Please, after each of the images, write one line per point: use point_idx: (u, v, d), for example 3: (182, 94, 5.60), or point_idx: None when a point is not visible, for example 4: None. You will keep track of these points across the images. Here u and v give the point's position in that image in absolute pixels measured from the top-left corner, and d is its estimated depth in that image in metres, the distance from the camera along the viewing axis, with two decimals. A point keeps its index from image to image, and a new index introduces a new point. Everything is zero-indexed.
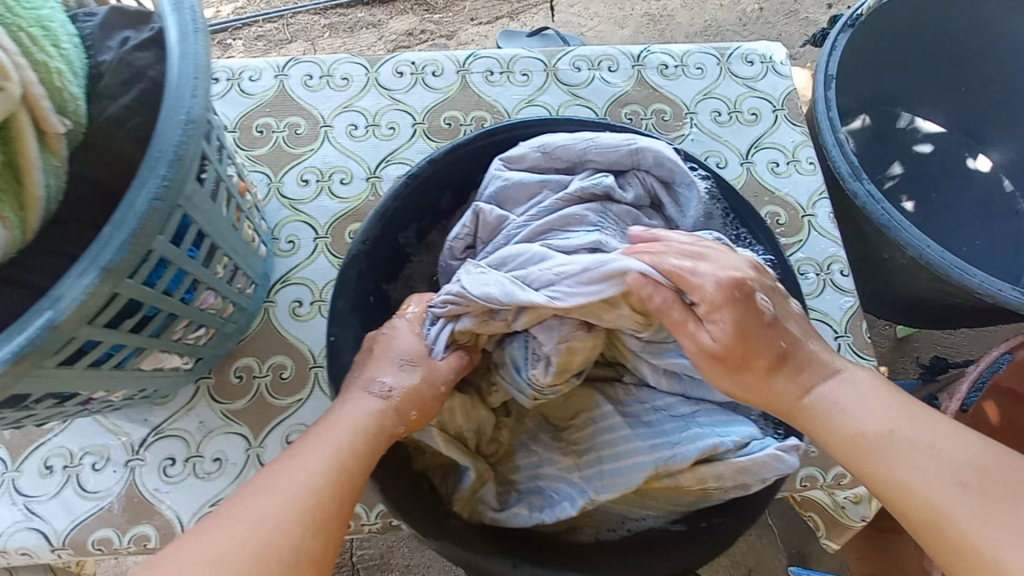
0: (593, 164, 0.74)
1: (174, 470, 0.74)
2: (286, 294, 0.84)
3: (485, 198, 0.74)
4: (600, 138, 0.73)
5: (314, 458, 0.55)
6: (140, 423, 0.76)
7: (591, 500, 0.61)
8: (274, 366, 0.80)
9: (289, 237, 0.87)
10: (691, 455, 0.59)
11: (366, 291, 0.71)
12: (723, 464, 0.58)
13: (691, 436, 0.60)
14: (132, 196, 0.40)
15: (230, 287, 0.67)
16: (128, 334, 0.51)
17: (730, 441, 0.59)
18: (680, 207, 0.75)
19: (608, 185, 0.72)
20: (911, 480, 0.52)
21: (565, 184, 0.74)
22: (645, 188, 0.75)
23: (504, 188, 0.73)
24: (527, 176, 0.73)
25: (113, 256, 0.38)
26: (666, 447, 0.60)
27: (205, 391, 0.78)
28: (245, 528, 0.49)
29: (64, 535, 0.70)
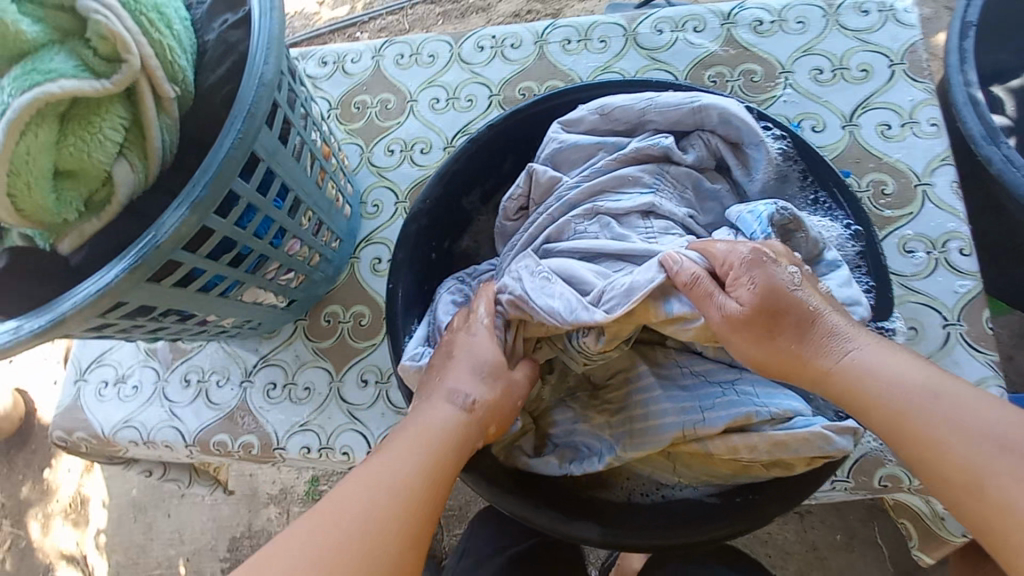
0: (651, 125, 0.72)
1: (274, 393, 0.88)
2: (368, 251, 0.94)
3: (542, 159, 0.76)
4: (660, 98, 0.71)
5: (405, 466, 0.55)
6: (252, 351, 0.91)
7: (617, 456, 0.61)
8: (355, 314, 0.91)
9: (375, 201, 0.97)
10: (720, 421, 0.56)
11: (427, 246, 0.77)
12: (757, 435, 0.54)
13: (725, 401, 0.56)
14: (217, 146, 0.50)
15: (315, 238, 0.78)
16: (227, 266, 0.63)
17: (767, 412, 0.55)
18: (747, 169, 0.70)
19: (666, 146, 0.70)
20: (946, 442, 0.47)
21: (621, 146, 0.73)
22: (709, 149, 0.71)
23: (559, 150, 0.74)
24: (583, 138, 0.74)
25: (201, 193, 0.49)
26: (696, 411, 0.57)
27: (301, 330, 0.91)
28: (343, 532, 0.50)
29: (194, 435, 0.88)
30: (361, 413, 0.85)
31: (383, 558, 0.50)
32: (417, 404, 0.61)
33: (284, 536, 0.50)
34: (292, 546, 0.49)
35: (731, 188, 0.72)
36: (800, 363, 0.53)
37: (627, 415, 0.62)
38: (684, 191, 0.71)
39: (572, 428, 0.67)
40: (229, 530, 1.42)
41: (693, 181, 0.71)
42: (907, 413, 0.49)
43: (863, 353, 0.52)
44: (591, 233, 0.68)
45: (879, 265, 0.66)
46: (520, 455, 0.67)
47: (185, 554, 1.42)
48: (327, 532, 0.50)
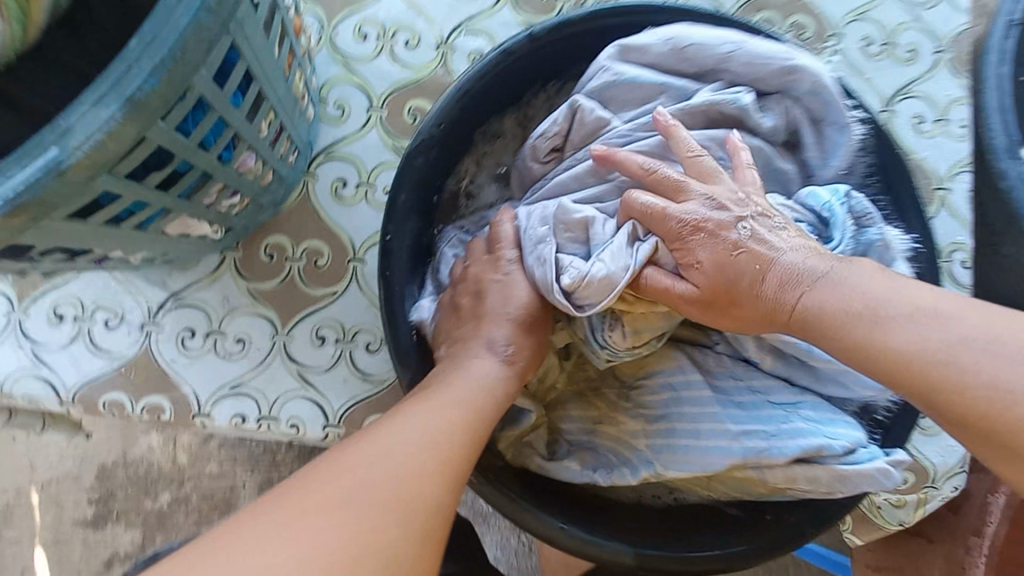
0: (726, 76, 0.59)
1: (192, 344, 0.68)
2: (328, 169, 0.72)
3: (591, 91, 0.60)
4: (747, 45, 0.58)
5: (402, 446, 0.44)
6: (158, 286, 0.68)
7: (655, 474, 0.55)
8: (309, 252, 0.71)
9: (338, 101, 0.74)
10: (791, 452, 0.50)
11: (432, 188, 0.59)
12: (821, 469, 0.50)
13: (792, 429, 0.51)
14: (171, 4, 0.29)
15: (271, 151, 0.56)
16: (155, 191, 0.41)
17: (838, 446, 0.50)
18: (823, 152, 0.60)
19: (745, 106, 0.58)
20: (908, 342, 0.41)
21: (689, 93, 0.59)
22: (785, 119, 0.60)
23: (616, 84, 0.59)
24: (646, 74, 0.59)
25: (143, 83, 0.29)
26: (760, 438, 0.52)
27: (231, 264, 0.70)
28: (372, 475, 0.42)
29: (74, 391, 0.66)
30: (315, 379, 0.69)
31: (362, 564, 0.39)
32: (453, 356, 0.55)
33: (240, 519, 0.40)
34: (247, 540, 0.38)
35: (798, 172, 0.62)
36: (768, 310, 0.48)
37: (665, 423, 0.56)
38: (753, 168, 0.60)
39: (593, 427, 0.60)
40: (96, 457, 0.98)
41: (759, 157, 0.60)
42: (884, 332, 0.42)
43: (842, 276, 0.46)
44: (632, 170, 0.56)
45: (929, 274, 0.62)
46: (533, 456, 0.60)
47: (37, 483, 0.98)
48: (289, 522, 0.39)
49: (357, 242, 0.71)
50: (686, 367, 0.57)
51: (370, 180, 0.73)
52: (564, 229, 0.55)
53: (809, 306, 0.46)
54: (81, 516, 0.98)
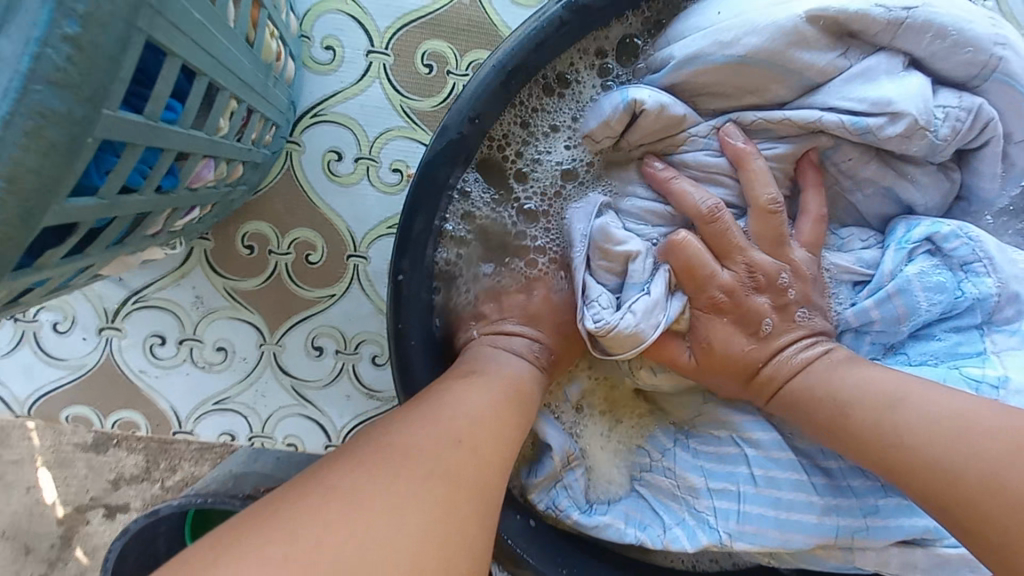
0: (887, 50, 0.39)
1: (162, 353, 0.57)
2: (318, 136, 0.56)
3: (664, 62, 0.42)
4: (928, 6, 0.37)
5: (438, 431, 0.36)
6: (114, 284, 0.56)
7: (720, 544, 0.47)
8: (298, 244, 0.57)
9: (326, 40, 0.55)
10: (889, 535, 0.43)
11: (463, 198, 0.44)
12: (921, 553, 0.43)
13: (891, 507, 0.44)
14: None
15: (240, 143, 0.41)
16: (61, 263, 0.28)
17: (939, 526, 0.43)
18: (1005, 178, 0.43)
19: (876, 136, 0.39)
20: (894, 423, 0.35)
21: (822, 86, 0.40)
22: (959, 142, 0.40)
23: (706, 59, 0.40)
24: (759, 50, 0.39)
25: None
26: (854, 516, 0.44)
27: (202, 258, 0.56)
28: (408, 476, 0.33)
29: (28, 404, 0.56)
30: (313, 395, 0.59)
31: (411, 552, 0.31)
32: (483, 341, 0.46)
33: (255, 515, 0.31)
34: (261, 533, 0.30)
35: (950, 199, 0.44)
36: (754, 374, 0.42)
37: (735, 482, 0.47)
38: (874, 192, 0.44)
39: (641, 472, 0.52)
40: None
41: (882, 186, 0.43)
42: (882, 417, 0.36)
43: (834, 364, 0.40)
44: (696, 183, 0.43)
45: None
46: (569, 509, 0.50)
47: None
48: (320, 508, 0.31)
49: (358, 234, 0.58)
50: (758, 421, 0.48)
51: (373, 154, 0.57)
52: (599, 255, 0.44)
53: (802, 389, 0.40)
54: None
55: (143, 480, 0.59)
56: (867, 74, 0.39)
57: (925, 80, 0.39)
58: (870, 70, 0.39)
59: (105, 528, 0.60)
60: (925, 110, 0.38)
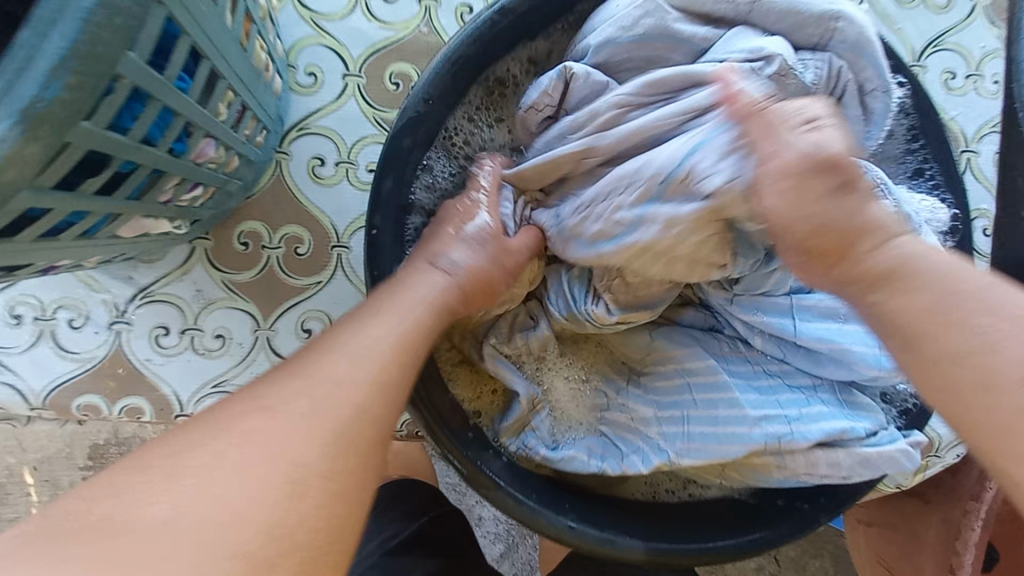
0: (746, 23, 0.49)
1: (166, 341, 0.63)
2: (303, 145, 0.66)
3: (584, 48, 0.51)
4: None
5: (355, 353, 0.41)
6: (124, 282, 0.63)
7: (670, 463, 0.53)
8: (288, 239, 0.65)
9: (309, 67, 0.66)
10: (813, 437, 0.49)
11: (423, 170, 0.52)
12: (844, 454, 0.49)
13: (814, 414, 0.50)
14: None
15: (235, 133, 0.49)
16: (94, 198, 0.35)
17: (858, 429, 0.49)
18: (868, 123, 0.51)
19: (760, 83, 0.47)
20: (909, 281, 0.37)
21: (708, 51, 0.49)
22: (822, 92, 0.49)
23: (616, 39, 0.49)
24: (655, 28, 0.48)
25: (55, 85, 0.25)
26: (781, 423, 0.49)
27: (203, 255, 0.64)
28: (315, 392, 0.38)
29: (43, 396, 0.62)
30: None
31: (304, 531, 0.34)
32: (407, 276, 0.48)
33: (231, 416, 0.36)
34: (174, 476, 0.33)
35: None
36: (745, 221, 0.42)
37: (681, 409, 0.53)
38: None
39: (601, 413, 0.57)
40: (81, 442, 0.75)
41: None
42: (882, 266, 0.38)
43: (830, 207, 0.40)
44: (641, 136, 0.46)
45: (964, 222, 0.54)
46: (537, 447, 0.55)
47: None
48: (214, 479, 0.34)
49: (340, 226, 0.66)
50: (698, 350, 0.54)
51: (351, 157, 0.66)
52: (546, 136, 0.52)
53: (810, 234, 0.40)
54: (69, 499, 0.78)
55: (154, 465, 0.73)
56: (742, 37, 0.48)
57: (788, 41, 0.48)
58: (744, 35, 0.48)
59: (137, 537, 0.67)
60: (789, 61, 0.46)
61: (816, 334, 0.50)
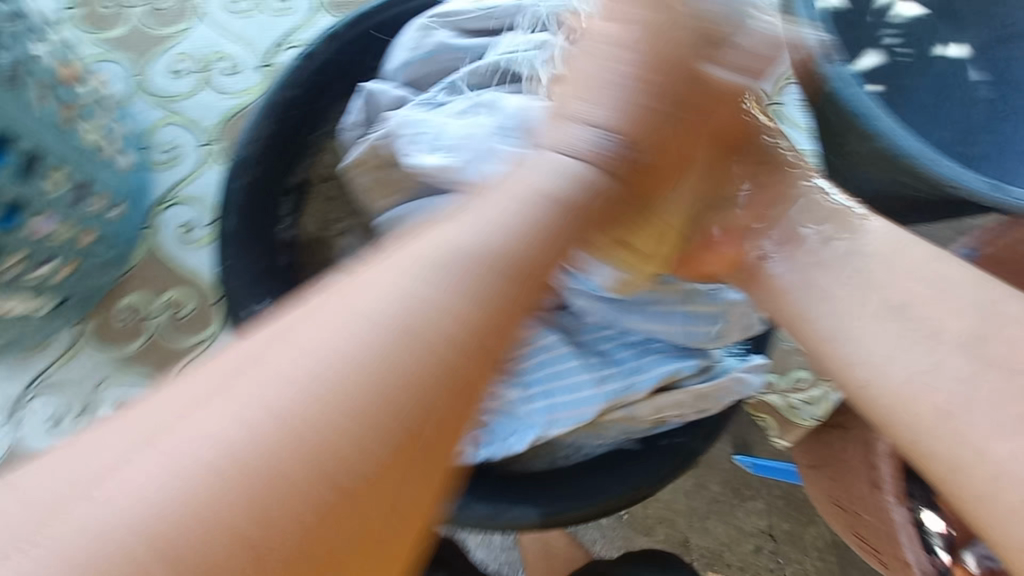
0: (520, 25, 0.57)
1: (61, 429, 0.64)
2: (170, 215, 0.69)
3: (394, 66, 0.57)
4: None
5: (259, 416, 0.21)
6: (13, 379, 0.64)
7: (539, 437, 0.54)
8: (168, 304, 0.68)
9: (166, 144, 0.71)
10: (647, 384, 0.52)
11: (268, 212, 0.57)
12: (682, 392, 0.52)
13: (648, 361, 0.53)
14: None
15: (78, 209, 0.53)
16: None
17: (690, 367, 0.53)
18: None
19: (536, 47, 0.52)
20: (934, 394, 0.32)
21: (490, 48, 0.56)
22: None
23: (408, 63, 0.56)
24: (437, 45, 0.56)
25: None
26: (620, 378, 0.53)
27: (87, 337, 0.66)
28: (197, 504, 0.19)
29: None
30: None
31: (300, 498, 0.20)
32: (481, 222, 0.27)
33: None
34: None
35: None
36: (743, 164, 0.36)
37: (541, 384, 0.55)
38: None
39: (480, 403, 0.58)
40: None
41: None
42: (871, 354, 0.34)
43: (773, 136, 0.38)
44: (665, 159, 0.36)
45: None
46: None
47: None
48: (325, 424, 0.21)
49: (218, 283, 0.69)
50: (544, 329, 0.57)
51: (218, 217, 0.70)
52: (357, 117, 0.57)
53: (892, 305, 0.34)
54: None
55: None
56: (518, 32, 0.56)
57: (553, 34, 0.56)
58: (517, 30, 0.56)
59: None
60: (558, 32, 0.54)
61: (640, 304, 0.53)
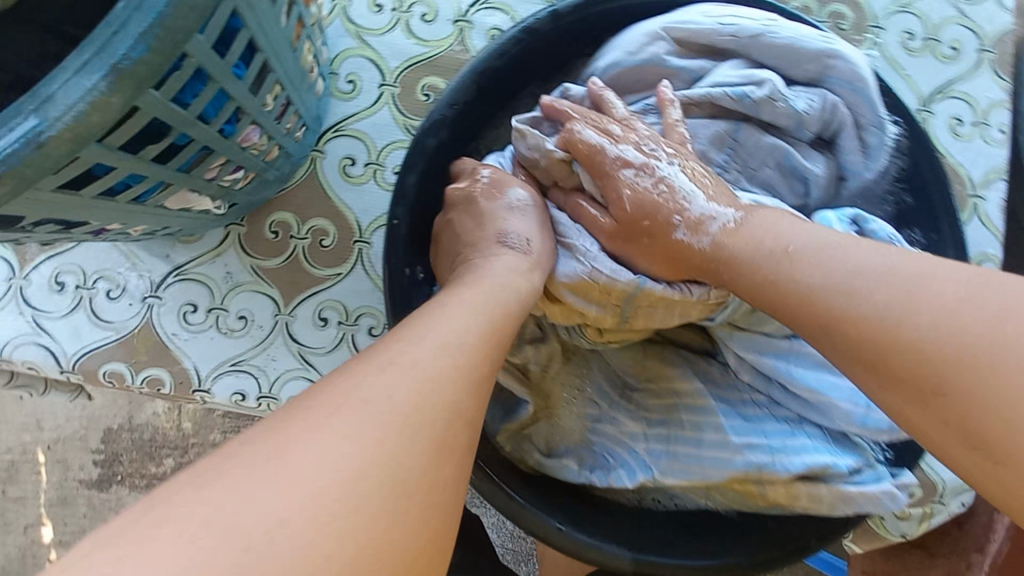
0: (743, 58, 0.58)
1: (193, 318, 0.67)
2: (337, 145, 0.70)
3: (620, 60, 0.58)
4: (776, 31, 0.56)
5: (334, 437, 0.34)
6: (161, 259, 0.67)
7: (652, 479, 0.53)
8: (314, 230, 0.69)
9: (349, 75, 0.71)
10: (795, 468, 0.48)
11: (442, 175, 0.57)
12: (825, 487, 0.48)
13: (797, 445, 0.49)
14: None
15: (277, 125, 0.54)
16: (150, 164, 0.39)
17: (842, 465, 0.49)
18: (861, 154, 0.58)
19: (753, 101, 0.55)
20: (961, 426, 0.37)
21: (704, 79, 0.58)
22: (815, 121, 0.57)
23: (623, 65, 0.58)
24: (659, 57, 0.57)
25: (129, 51, 0.29)
26: (763, 451, 0.49)
27: (235, 240, 0.68)
28: (300, 482, 0.32)
29: (74, 360, 0.66)
30: (316, 359, 0.68)
31: (374, 491, 0.33)
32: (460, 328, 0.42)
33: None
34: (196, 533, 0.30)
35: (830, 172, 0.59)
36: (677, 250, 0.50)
37: (667, 427, 0.54)
38: (774, 171, 0.59)
39: (592, 423, 0.57)
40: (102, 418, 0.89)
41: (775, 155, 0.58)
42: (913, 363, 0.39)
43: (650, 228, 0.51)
44: (668, 172, 0.52)
45: (956, 239, 0.58)
46: (531, 450, 0.57)
47: (47, 444, 0.89)
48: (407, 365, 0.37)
49: (363, 223, 0.69)
50: (688, 372, 0.55)
51: (380, 159, 0.70)
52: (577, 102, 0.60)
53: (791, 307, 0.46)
54: (84, 475, 0.89)
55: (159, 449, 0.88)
56: (737, 66, 0.57)
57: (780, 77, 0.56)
58: (738, 63, 0.57)
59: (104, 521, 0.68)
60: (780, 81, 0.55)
61: (806, 383, 0.50)
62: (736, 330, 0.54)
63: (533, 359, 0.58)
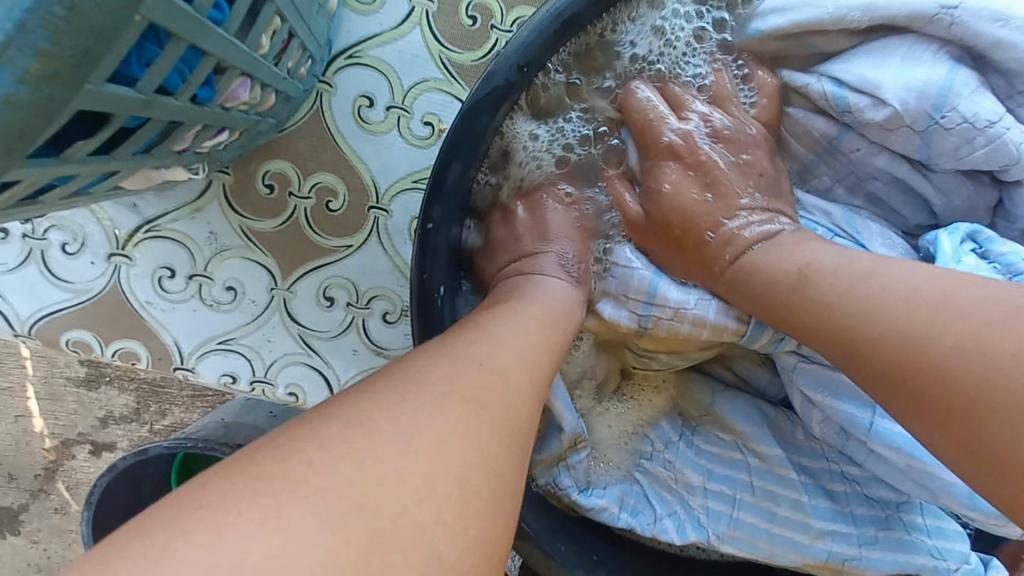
0: (914, 37, 0.40)
1: (170, 285, 0.55)
2: (351, 78, 0.54)
3: (747, 19, 0.45)
4: (969, 3, 0.38)
5: (361, 475, 0.26)
6: (128, 210, 0.54)
7: (706, 541, 0.45)
8: (319, 189, 0.55)
9: None
10: (883, 567, 0.42)
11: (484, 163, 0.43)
12: None
13: (887, 537, 0.43)
14: None
15: (276, 68, 0.39)
16: (89, 160, 0.26)
17: (942, 568, 0.41)
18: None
19: (854, 116, 0.42)
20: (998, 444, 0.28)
21: (833, 60, 0.43)
22: (966, 161, 0.40)
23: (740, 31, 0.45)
24: (782, 28, 0.43)
25: None
26: (846, 540, 0.43)
27: (220, 192, 0.55)
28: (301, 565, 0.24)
29: (30, 323, 0.55)
30: (319, 344, 0.57)
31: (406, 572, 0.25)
32: (493, 352, 0.34)
33: (249, 456, 0.27)
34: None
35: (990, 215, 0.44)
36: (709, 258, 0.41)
37: (733, 487, 0.46)
38: (889, 184, 0.44)
39: (639, 459, 0.49)
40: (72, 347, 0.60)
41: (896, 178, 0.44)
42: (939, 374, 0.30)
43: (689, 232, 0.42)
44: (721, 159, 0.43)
45: None
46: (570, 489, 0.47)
47: None
48: (376, 428, 0.28)
49: (381, 185, 0.55)
50: (766, 432, 0.46)
51: (405, 103, 0.54)
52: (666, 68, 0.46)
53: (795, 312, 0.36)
54: (71, 372, 0.62)
55: (132, 421, 0.63)
56: (884, 52, 0.41)
57: (941, 82, 0.39)
58: (888, 46, 0.41)
59: (88, 463, 0.65)
60: (914, 101, 0.39)
61: (893, 442, 0.40)
62: (800, 360, 0.44)
63: (591, 371, 0.48)
